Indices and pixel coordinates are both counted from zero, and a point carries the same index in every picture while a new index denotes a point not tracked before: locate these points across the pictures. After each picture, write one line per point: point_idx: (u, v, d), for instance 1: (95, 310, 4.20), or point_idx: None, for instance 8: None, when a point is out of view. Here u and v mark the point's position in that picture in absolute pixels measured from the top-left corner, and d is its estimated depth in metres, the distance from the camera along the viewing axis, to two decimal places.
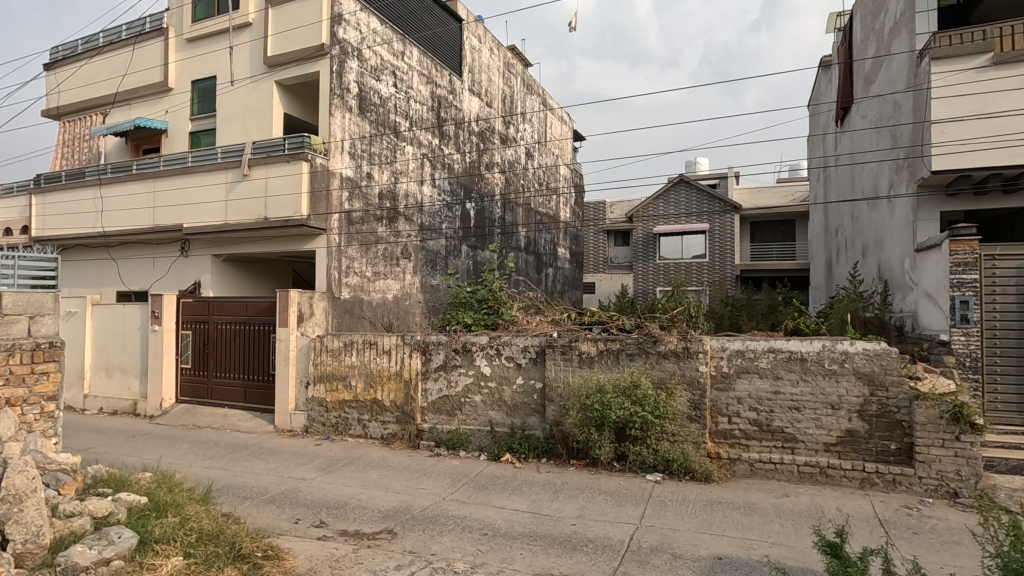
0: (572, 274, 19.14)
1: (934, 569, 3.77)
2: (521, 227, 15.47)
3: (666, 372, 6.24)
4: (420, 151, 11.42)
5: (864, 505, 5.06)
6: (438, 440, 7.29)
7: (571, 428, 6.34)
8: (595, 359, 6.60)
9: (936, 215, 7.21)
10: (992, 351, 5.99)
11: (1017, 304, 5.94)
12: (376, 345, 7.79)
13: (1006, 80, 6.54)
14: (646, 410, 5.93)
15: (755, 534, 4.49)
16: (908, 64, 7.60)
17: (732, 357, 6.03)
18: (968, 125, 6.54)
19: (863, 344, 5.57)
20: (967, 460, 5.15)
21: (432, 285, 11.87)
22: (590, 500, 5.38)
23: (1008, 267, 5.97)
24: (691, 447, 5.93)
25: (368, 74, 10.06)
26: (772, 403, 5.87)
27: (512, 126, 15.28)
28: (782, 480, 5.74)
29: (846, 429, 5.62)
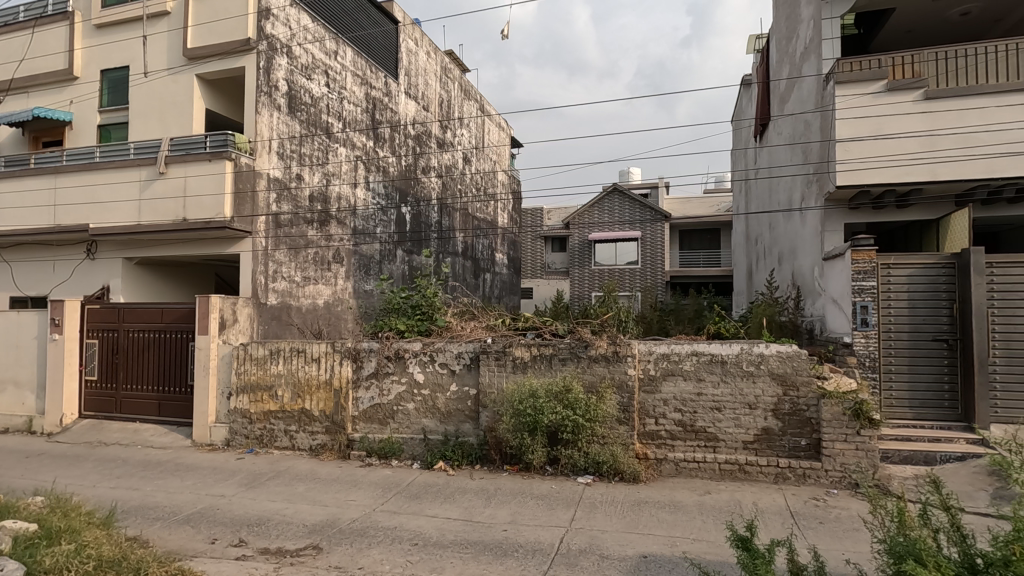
0: (509, 280, 19.23)
1: (833, 555, 4.08)
2: (458, 232, 15.39)
3: (597, 376, 6.38)
4: (353, 153, 11.13)
5: (777, 498, 5.37)
6: (370, 450, 7.12)
7: (504, 433, 6.36)
8: (528, 364, 6.65)
9: (839, 226, 7.85)
10: (888, 352, 6.54)
11: (908, 309, 6.53)
12: (304, 353, 7.52)
13: (901, 104, 7.15)
14: (577, 413, 6.04)
15: (678, 531, 4.66)
16: (817, 86, 8.19)
17: (658, 360, 6.26)
18: (867, 145, 7.16)
19: (777, 347, 5.94)
20: (866, 453, 5.59)
21: (366, 290, 11.55)
22: (522, 505, 5.40)
23: (901, 274, 6.55)
24: (620, 449, 6.08)
25: (299, 73, 9.71)
26: (695, 404, 6.13)
27: (449, 131, 15.20)
28: (704, 478, 6.00)
29: (762, 428, 5.95)
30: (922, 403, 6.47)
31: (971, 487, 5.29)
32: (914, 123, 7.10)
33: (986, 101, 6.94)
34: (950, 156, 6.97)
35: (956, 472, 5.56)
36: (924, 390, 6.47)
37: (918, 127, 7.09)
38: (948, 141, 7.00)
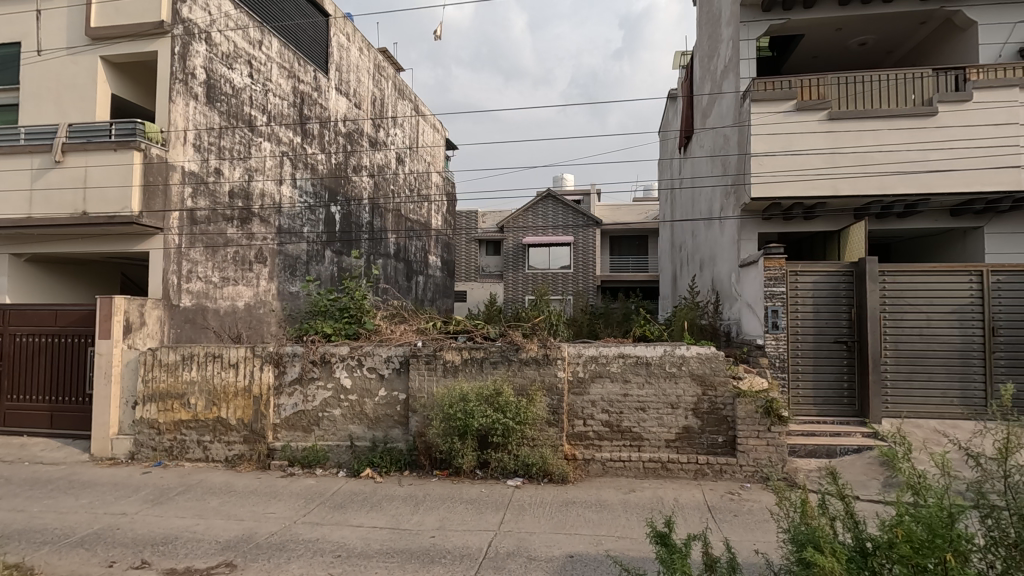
0: (443, 282, 19.04)
1: (743, 547, 4.31)
2: (390, 233, 15.05)
3: (527, 379, 6.43)
4: (279, 148, 10.64)
5: (696, 494, 5.61)
6: (292, 459, 6.80)
7: (434, 438, 6.28)
8: (459, 368, 6.61)
9: (754, 235, 8.37)
10: (796, 353, 7.03)
11: (813, 313, 7.04)
12: (221, 358, 7.08)
13: (809, 123, 7.73)
14: (507, 417, 6.05)
15: (603, 530, 4.77)
16: (735, 103, 8.69)
17: (587, 362, 6.39)
18: (778, 160, 7.70)
19: (697, 349, 6.23)
20: (776, 448, 5.96)
21: (291, 292, 11.04)
22: (450, 510, 5.34)
23: (808, 281, 7.06)
24: (550, 450, 6.15)
25: (219, 61, 9.17)
26: (621, 405, 6.32)
27: (382, 130, 14.85)
28: (629, 476, 6.19)
29: (683, 426, 6.22)
30: (825, 400, 6.99)
31: (865, 476, 5.77)
32: (819, 141, 7.70)
33: (879, 124, 7.62)
34: (850, 173, 7.60)
35: (853, 463, 6.05)
36: (826, 387, 6.99)
37: (823, 145, 7.68)
38: (849, 158, 7.62)
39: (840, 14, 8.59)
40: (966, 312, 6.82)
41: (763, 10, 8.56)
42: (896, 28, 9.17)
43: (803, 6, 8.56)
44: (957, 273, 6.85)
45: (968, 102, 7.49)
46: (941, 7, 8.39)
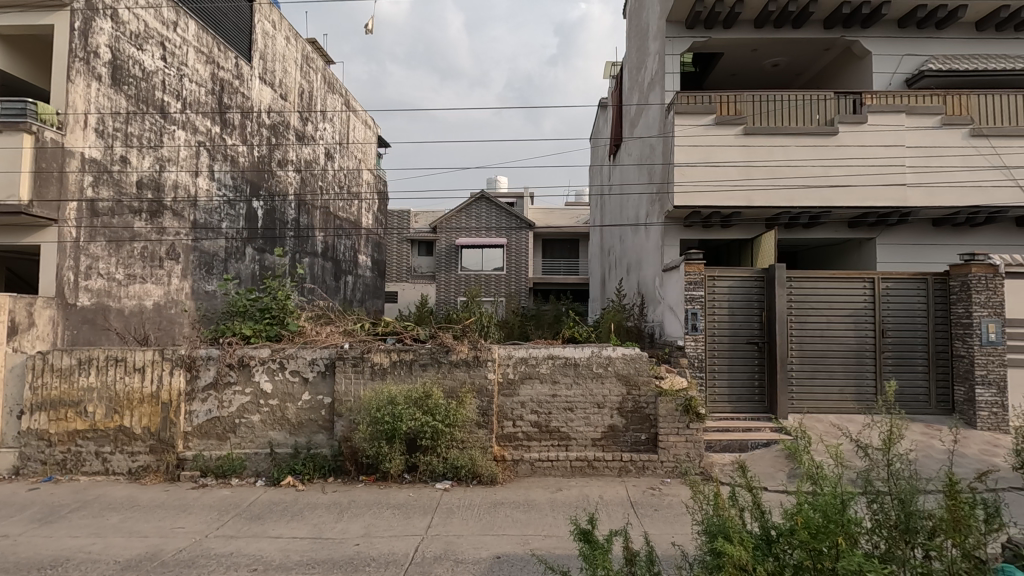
0: (373, 283, 18.55)
1: (661, 541, 4.48)
2: (317, 231, 14.47)
3: (457, 381, 6.40)
4: (195, 138, 9.97)
5: (620, 491, 5.80)
6: (205, 469, 6.40)
7: (360, 442, 6.11)
8: (387, 370, 6.46)
9: (676, 241, 8.78)
10: (712, 354, 7.43)
11: (728, 316, 7.47)
12: (124, 362, 6.54)
13: (725, 136, 8.21)
14: (436, 419, 5.98)
15: (531, 530, 4.83)
16: (660, 114, 9.08)
17: (517, 364, 6.45)
18: (698, 171, 8.14)
19: (623, 350, 6.44)
20: (694, 444, 6.26)
21: (207, 291, 10.34)
22: (376, 516, 5.21)
23: (724, 285, 7.50)
24: (479, 452, 6.14)
25: (127, 41, 8.49)
26: (549, 405, 6.42)
27: (311, 123, 14.26)
28: (557, 475, 6.30)
29: (608, 425, 6.40)
30: (738, 397, 7.43)
31: (772, 469, 6.19)
32: (735, 154, 8.19)
33: (789, 140, 8.21)
34: (762, 185, 8.14)
35: (762, 456, 6.47)
36: (739, 386, 7.44)
37: (739, 157, 8.18)
38: (761, 171, 8.16)
39: (756, 35, 9.19)
40: (861, 316, 7.47)
41: (687, 27, 9.04)
42: (804, 52, 9.92)
43: (722, 26, 9.09)
44: (853, 280, 7.50)
45: (864, 124, 8.22)
46: (842, 36, 9.17)
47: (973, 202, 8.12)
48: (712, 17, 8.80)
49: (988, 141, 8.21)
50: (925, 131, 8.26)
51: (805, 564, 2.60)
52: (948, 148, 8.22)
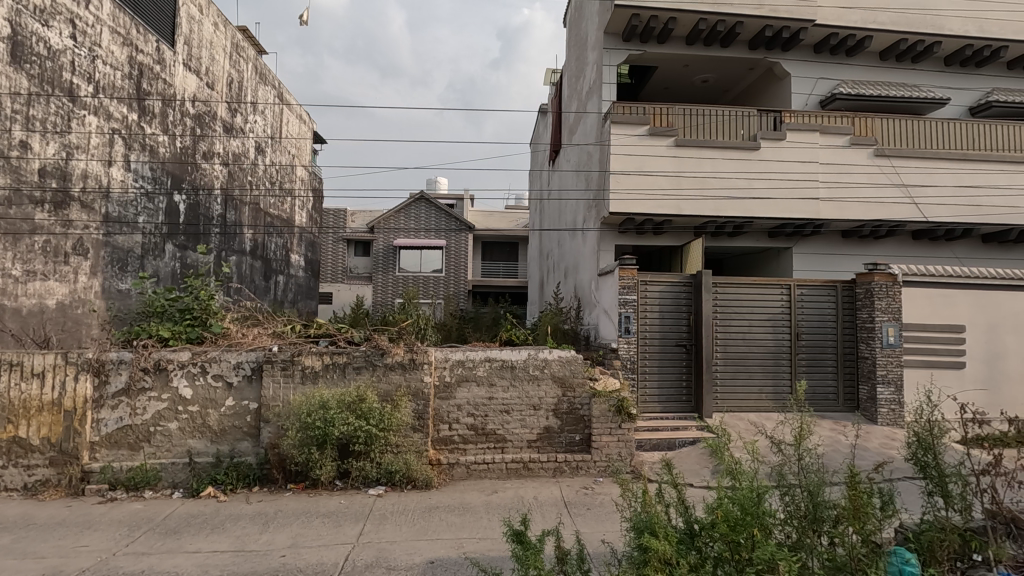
0: (306, 283, 17.86)
1: (591, 539, 4.58)
2: (246, 228, 13.76)
3: (392, 385, 6.28)
4: (108, 125, 9.25)
5: (555, 491, 5.89)
6: (114, 482, 5.94)
7: (289, 449, 5.87)
8: (319, 374, 6.25)
9: (611, 247, 9.06)
10: (644, 355, 7.69)
11: (659, 319, 7.77)
12: (21, 366, 5.97)
13: (658, 147, 8.55)
14: (370, 424, 5.83)
15: (465, 532, 4.81)
16: (597, 123, 9.32)
17: (454, 367, 6.43)
18: (631, 179, 8.43)
19: (559, 353, 6.55)
20: (626, 443, 6.45)
21: (121, 290, 9.59)
22: (304, 526, 5.02)
23: (655, 290, 7.80)
24: (414, 456, 6.05)
25: (30, 17, 7.78)
26: (486, 408, 6.43)
27: (240, 115, 13.56)
28: (492, 478, 6.30)
29: (544, 427, 6.49)
30: (667, 397, 7.73)
31: (698, 466, 6.47)
32: (667, 164, 8.53)
33: (716, 153, 8.65)
34: (692, 195, 8.53)
35: (689, 454, 6.76)
36: (668, 387, 7.74)
37: (670, 167, 8.53)
38: (691, 182, 8.55)
39: (687, 52, 9.63)
40: (778, 320, 7.97)
41: (623, 40, 9.35)
42: (731, 71, 10.48)
43: (657, 41, 9.45)
44: (772, 286, 7.99)
45: (783, 141, 8.80)
46: (765, 57, 9.77)
47: (876, 216, 8.88)
48: (647, 32, 9.14)
49: (890, 161, 9.00)
50: (836, 149, 8.94)
51: (726, 556, 2.74)
52: (855, 166, 8.93)
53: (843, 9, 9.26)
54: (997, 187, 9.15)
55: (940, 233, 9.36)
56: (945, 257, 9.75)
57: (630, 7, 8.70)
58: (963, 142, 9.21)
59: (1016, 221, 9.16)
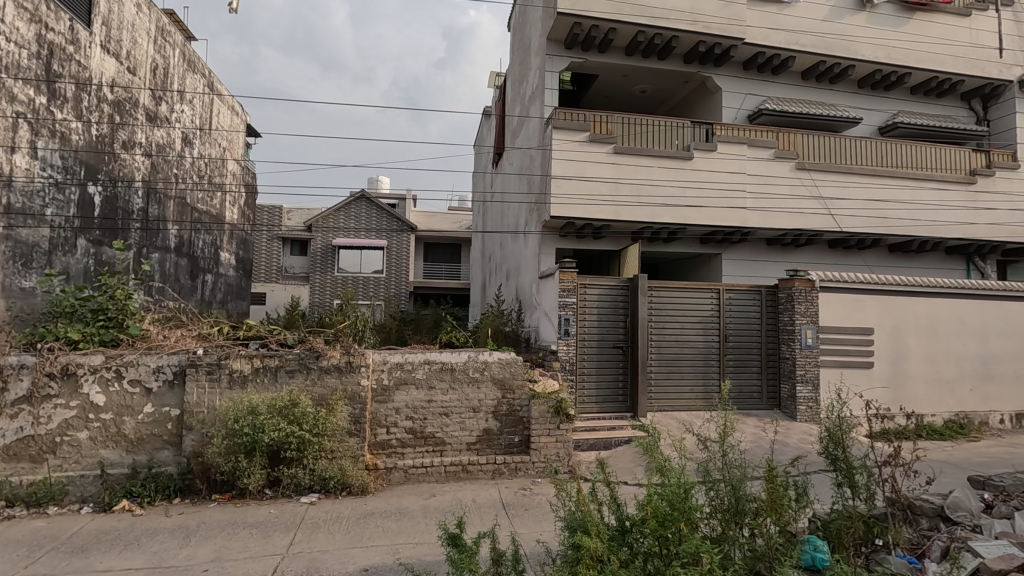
0: (237, 283, 17.03)
1: (526, 538, 4.62)
2: (171, 224, 12.94)
3: (327, 388, 6.09)
4: (11, 108, 8.46)
5: (493, 493, 5.89)
6: (12, 498, 5.44)
7: (214, 458, 5.57)
8: (248, 378, 5.98)
9: (552, 250, 9.20)
10: (582, 357, 7.84)
11: (597, 322, 7.94)
12: None
13: (598, 153, 8.76)
14: (303, 429, 5.62)
15: (401, 538, 4.73)
16: (539, 127, 9.43)
17: (392, 369, 6.32)
18: (571, 184, 8.60)
19: (499, 355, 6.58)
20: (564, 443, 6.54)
21: (24, 288, 8.78)
22: (230, 538, 4.77)
23: (594, 293, 7.98)
24: (349, 462, 5.88)
25: None
26: (425, 411, 6.35)
27: (166, 104, 12.76)
28: (430, 481, 6.22)
29: (483, 429, 6.48)
30: (604, 398, 7.92)
31: (632, 464, 6.66)
32: (606, 170, 8.75)
33: (652, 161, 8.96)
34: (629, 201, 8.79)
35: (624, 453, 6.95)
36: (605, 388, 7.93)
37: (609, 174, 8.76)
38: (628, 188, 8.81)
39: (626, 62, 9.92)
40: (708, 322, 8.33)
41: (565, 47, 9.53)
42: (667, 83, 10.89)
43: (598, 50, 9.68)
44: (703, 290, 8.35)
45: (714, 152, 9.23)
46: (699, 71, 10.23)
47: (796, 226, 9.48)
48: (588, 40, 9.34)
49: (809, 174, 9.64)
50: (763, 162, 9.47)
51: (654, 550, 2.84)
52: (779, 178, 9.50)
53: (770, 29, 9.84)
54: (901, 201, 9.98)
55: (852, 242, 10.12)
56: (857, 265, 10.54)
57: (572, 16, 8.87)
58: (873, 159, 9.99)
59: (917, 233, 10.04)
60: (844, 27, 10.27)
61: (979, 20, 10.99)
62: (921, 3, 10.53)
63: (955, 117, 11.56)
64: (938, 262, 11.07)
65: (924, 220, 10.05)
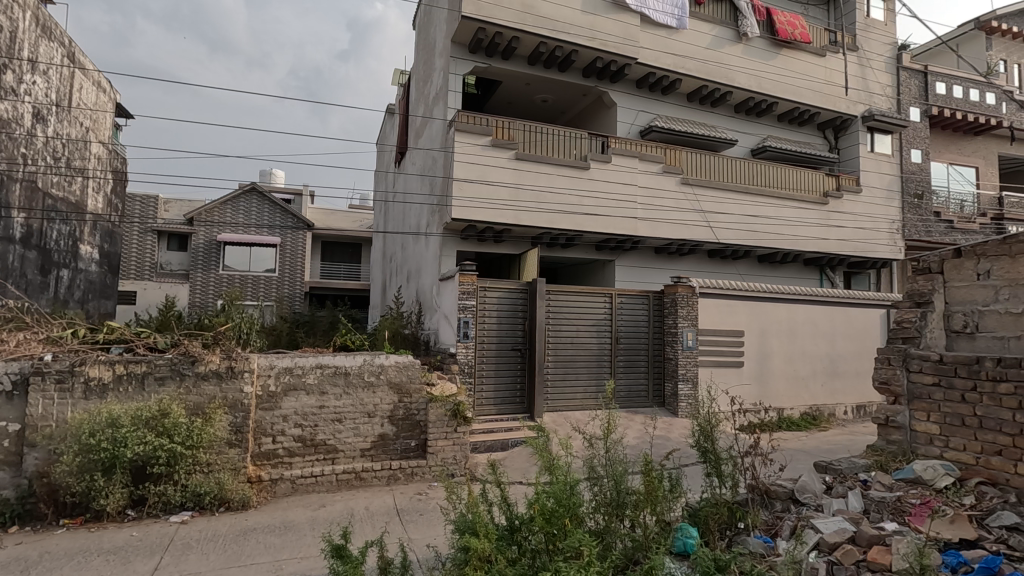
0: (100, 280, 15.19)
1: (416, 544, 4.55)
2: (17, 211, 11.26)
3: (204, 397, 5.61)
4: None
5: (387, 499, 5.75)
6: None
7: (64, 477, 4.93)
8: (108, 386, 5.36)
9: (453, 252, 9.19)
10: (481, 359, 7.90)
11: (496, 325, 8.04)
12: None
13: (500, 158, 8.89)
14: (174, 442, 5.12)
15: (284, 553, 4.47)
16: (442, 129, 9.39)
17: (279, 375, 5.97)
18: (473, 187, 8.66)
19: (395, 358, 6.44)
20: (460, 446, 6.53)
21: None
22: (80, 567, 4.23)
23: (494, 295, 8.07)
24: (228, 475, 5.46)
25: None
26: (316, 418, 6.07)
27: (13, 73, 11.07)
28: (320, 491, 5.94)
29: (378, 434, 6.30)
30: (502, 399, 8.02)
31: (526, 464, 6.81)
32: (507, 175, 8.90)
33: (551, 169, 9.24)
34: (529, 207, 9.01)
35: (519, 454, 7.09)
36: (503, 390, 8.03)
37: (510, 179, 8.91)
38: (528, 194, 9.02)
39: (528, 71, 10.16)
40: (602, 325, 8.74)
41: (469, 51, 9.57)
42: (567, 94, 11.31)
43: (501, 56, 9.84)
44: (596, 295, 8.74)
45: (609, 163, 9.71)
46: (596, 86, 10.73)
47: (680, 236, 10.24)
48: (492, 46, 9.46)
49: (692, 189, 10.45)
50: (652, 175, 10.11)
51: (542, 547, 2.93)
52: (666, 191, 10.21)
53: (660, 52, 10.55)
54: (768, 217, 11.13)
55: (728, 252, 11.11)
56: (731, 273, 11.59)
57: (476, 21, 8.93)
58: (746, 178, 11.05)
59: (780, 245, 11.24)
60: (723, 56, 11.26)
61: (832, 60, 12.55)
62: (787, 41, 11.83)
63: (812, 144, 13.09)
64: (797, 272, 12.48)
65: (786, 234, 11.28)
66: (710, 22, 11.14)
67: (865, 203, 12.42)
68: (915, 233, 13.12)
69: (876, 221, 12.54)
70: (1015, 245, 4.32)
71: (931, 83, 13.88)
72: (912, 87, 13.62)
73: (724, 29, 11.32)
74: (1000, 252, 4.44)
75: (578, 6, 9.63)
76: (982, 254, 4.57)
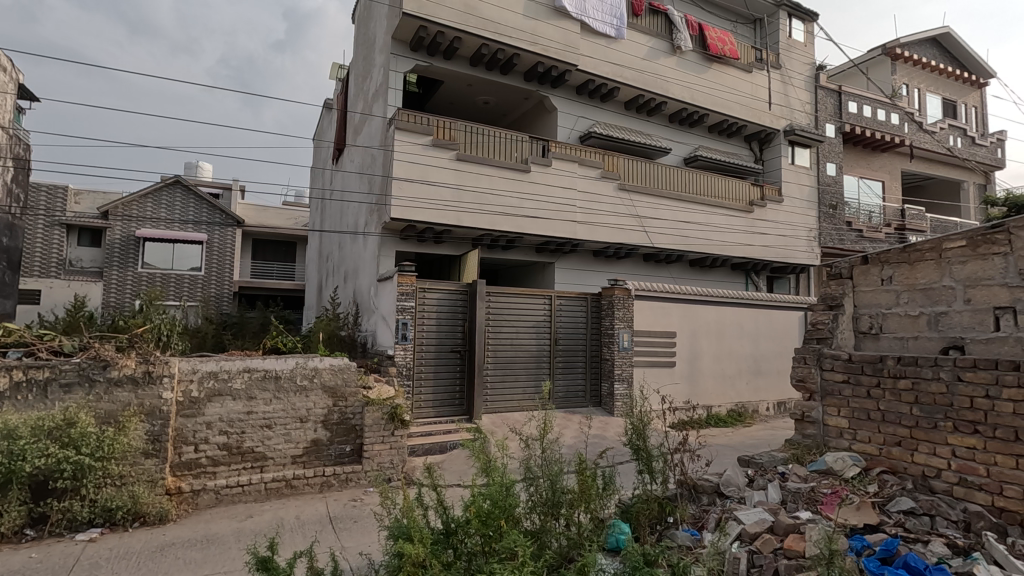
0: None
1: (349, 553, 4.42)
2: None
3: (117, 404, 5.22)
4: None
5: (319, 507, 5.54)
6: None
7: None
8: (4, 395, 4.91)
9: (392, 253, 9.02)
10: (419, 361, 7.79)
11: (435, 326, 7.96)
12: None
13: (440, 158, 8.81)
14: (82, 453, 4.73)
15: (205, 569, 4.22)
16: (382, 127, 9.20)
17: (203, 379, 5.65)
18: (413, 186, 8.54)
19: (330, 361, 6.25)
20: (398, 449, 6.38)
21: None
22: None
23: (433, 297, 7.99)
24: (143, 487, 5.09)
25: None
26: (243, 424, 5.78)
27: None
28: (247, 502, 5.63)
29: (311, 439, 6.09)
30: (440, 402, 7.95)
31: (463, 466, 6.77)
32: (448, 175, 8.84)
33: (492, 171, 9.26)
34: (470, 208, 8.98)
35: (457, 457, 7.04)
36: (441, 392, 7.96)
37: (450, 180, 8.85)
38: (468, 195, 9.00)
39: (470, 72, 10.14)
40: (541, 326, 8.84)
41: (410, 49, 9.44)
42: (508, 98, 11.38)
43: (443, 56, 9.76)
44: (536, 297, 8.83)
45: (549, 167, 9.84)
46: (537, 90, 10.85)
47: (617, 240, 10.53)
48: (433, 45, 9.38)
49: (629, 194, 10.78)
50: (591, 180, 10.34)
51: (478, 549, 2.92)
52: (604, 196, 10.47)
53: (599, 60, 10.82)
54: (699, 223, 11.64)
55: (661, 256, 11.53)
56: (664, 277, 12.04)
57: (418, 19, 8.81)
58: (679, 185, 11.51)
59: (710, 251, 11.79)
60: (659, 67, 11.70)
61: (758, 77, 13.32)
62: (717, 56, 12.45)
63: (740, 155, 13.82)
64: (725, 276, 13.11)
65: (715, 240, 11.84)
66: (647, 33, 11.54)
67: (786, 212, 13.24)
68: (830, 241, 14.14)
69: (796, 228, 13.40)
70: (914, 254, 4.75)
71: (844, 103, 15.00)
72: (828, 105, 14.66)
73: (660, 41, 11.76)
74: (901, 260, 4.87)
75: (521, 10, 9.70)
76: (885, 262, 5.00)
